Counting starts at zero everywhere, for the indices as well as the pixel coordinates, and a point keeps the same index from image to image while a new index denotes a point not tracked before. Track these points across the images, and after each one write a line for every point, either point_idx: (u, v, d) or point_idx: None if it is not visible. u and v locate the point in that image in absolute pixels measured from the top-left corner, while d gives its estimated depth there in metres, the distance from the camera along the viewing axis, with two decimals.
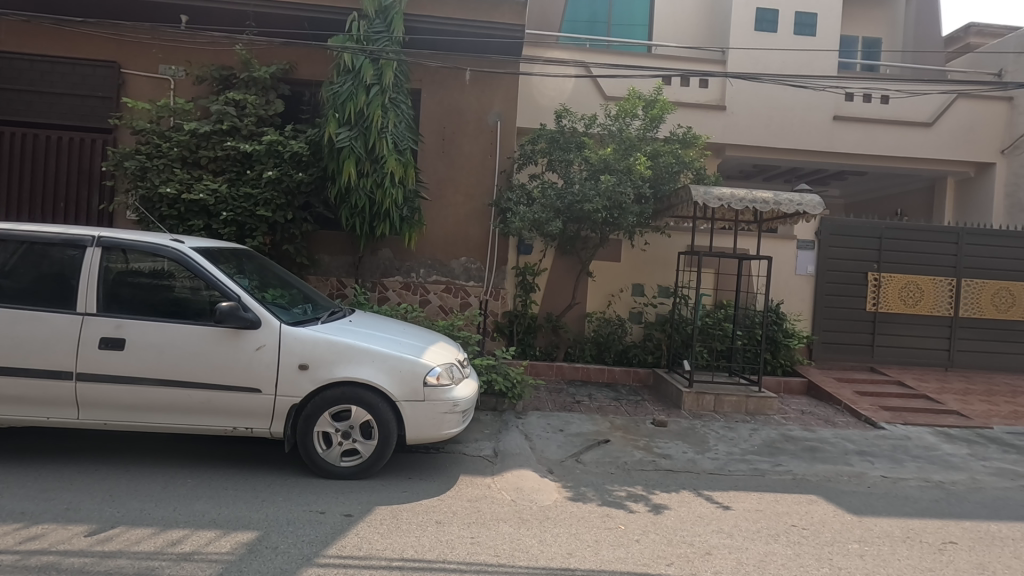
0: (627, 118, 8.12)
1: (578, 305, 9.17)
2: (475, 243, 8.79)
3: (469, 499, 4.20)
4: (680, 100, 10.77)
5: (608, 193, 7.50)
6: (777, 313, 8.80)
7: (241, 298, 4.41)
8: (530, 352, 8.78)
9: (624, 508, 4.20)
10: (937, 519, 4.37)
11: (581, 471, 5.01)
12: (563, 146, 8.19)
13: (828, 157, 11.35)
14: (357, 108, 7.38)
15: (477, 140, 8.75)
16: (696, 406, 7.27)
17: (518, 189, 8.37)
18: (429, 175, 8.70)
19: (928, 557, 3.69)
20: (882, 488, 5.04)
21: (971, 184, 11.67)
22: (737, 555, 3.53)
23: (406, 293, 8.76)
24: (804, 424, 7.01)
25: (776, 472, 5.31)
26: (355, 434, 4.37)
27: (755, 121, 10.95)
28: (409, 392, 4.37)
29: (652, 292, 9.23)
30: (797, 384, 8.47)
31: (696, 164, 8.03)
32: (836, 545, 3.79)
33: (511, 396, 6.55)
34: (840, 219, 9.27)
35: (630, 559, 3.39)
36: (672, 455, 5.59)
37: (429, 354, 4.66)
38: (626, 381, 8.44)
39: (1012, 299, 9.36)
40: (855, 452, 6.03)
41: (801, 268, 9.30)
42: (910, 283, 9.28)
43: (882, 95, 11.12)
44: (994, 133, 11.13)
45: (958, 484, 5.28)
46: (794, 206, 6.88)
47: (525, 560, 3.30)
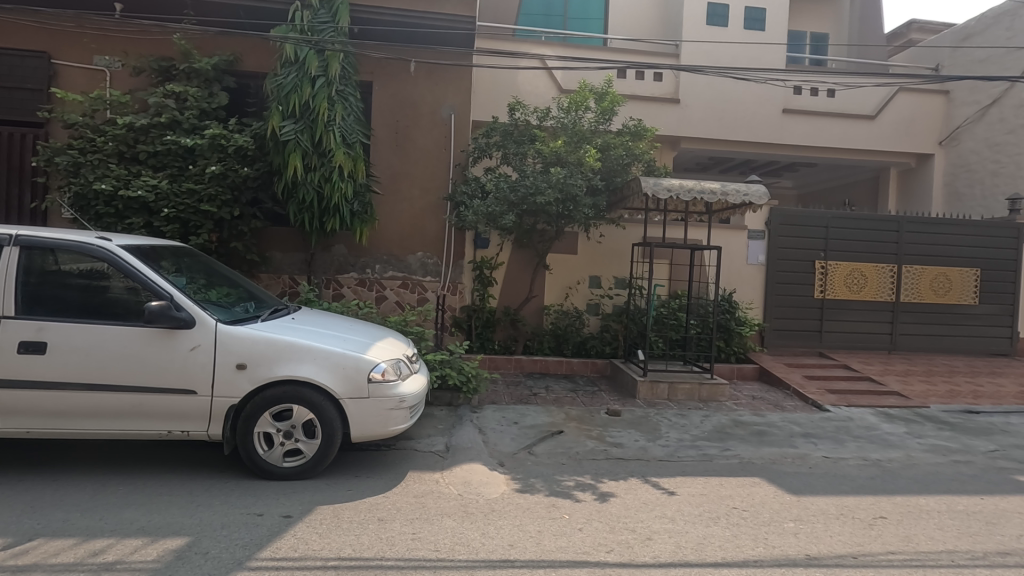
0: (579, 111, 8.22)
1: (536, 298, 9.20)
2: (431, 237, 8.70)
3: (415, 495, 4.16)
4: (633, 93, 10.87)
5: (560, 185, 7.48)
6: (730, 302, 9.01)
7: (174, 298, 4.24)
8: (489, 346, 8.76)
9: (571, 498, 4.23)
10: (871, 496, 4.55)
11: (532, 463, 5.02)
12: (517, 139, 8.22)
13: (778, 148, 11.65)
14: (302, 101, 7.21)
15: (431, 134, 8.64)
16: (650, 394, 7.39)
17: (472, 182, 8.32)
18: (381, 169, 8.55)
19: (858, 532, 3.83)
20: (823, 468, 5.23)
21: (913, 173, 12.17)
22: (677, 539, 3.60)
23: (362, 289, 8.64)
24: (754, 409, 7.20)
25: (724, 457, 5.43)
26: (297, 434, 4.27)
27: (708, 114, 11.15)
28: (352, 390, 4.29)
29: (608, 284, 9.32)
30: (750, 370, 8.68)
31: (646, 156, 8.12)
32: (772, 524, 3.90)
33: (466, 390, 6.55)
34: (787, 209, 9.54)
35: (571, 548, 3.41)
36: (623, 444, 5.66)
37: (375, 351, 4.59)
38: (584, 372, 8.52)
39: (949, 284, 9.79)
40: (800, 435, 6.22)
41: (752, 257, 9.56)
42: (854, 270, 9.62)
43: (829, 89, 11.47)
44: (932, 125, 11.62)
45: (894, 462, 5.50)
46: (741, 196, 7.02)
47: (465, 553, 3.29)
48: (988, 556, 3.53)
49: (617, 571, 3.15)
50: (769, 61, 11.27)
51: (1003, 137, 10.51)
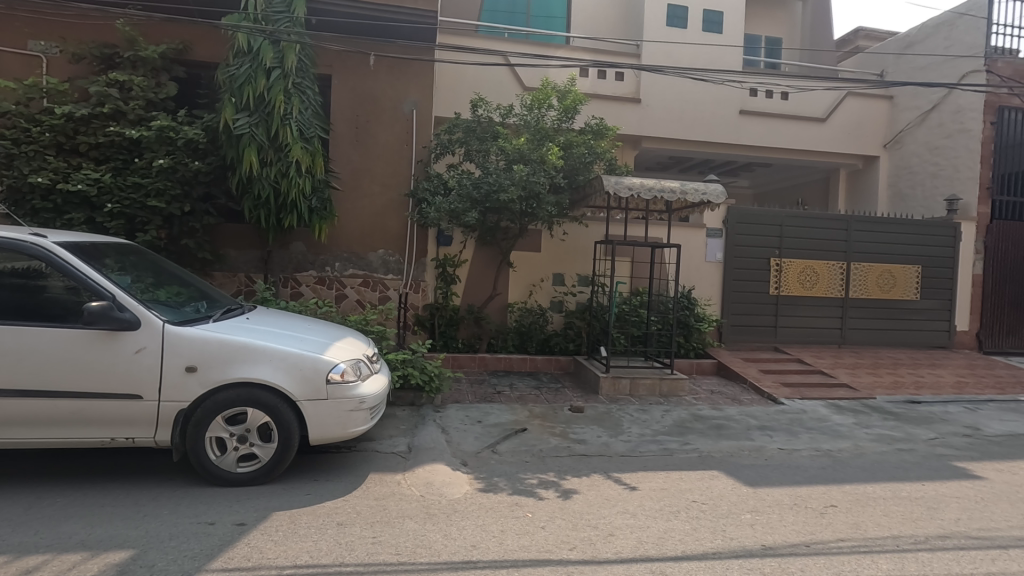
0: (542, 109, 8.22)
1: (500, 296, 9.18)
2: (393, 234, 8.55)
3: (376, 497, 4.07)
4: (595, 92, 10.97)
5: (523, 182, 7.44)
6: (689, 299, 9.21)
7: (117, 298, 4.01)
8: (452, 344, 8.68)
9: (534, 496, 4.23)
10: (823, 485, 4.72)
11: (495, 462, 5.00)
12: (479, 135, 8.15)
13: (735, 149, 11.96)
14: (257, 92, 6.96)
15: (393, 130, 8.49)
16: (613, 390, 7.47)
17: (434, 179, 8.21)
18: (341, 164, 8.36)
19: (811, 521, 3.97)
20: (778, 460, 5.39)
21: (861, 174, 12.70)
22: (638, 534, 3.63)
23: (321, 288, 8.44)
24: (712, 403, 7.38)
25: (684, 451, 5.54)
26: (252, 438, 4.12)
27: (668, 114, 11.35)
28: (311, 391, 4.16)
29: (572, 281, 9.39)
30: (709, 365, 8.89)
31: (608, 155, 8.19)
32: (730, 516, 3.99)
33: (429, 389, 6.47)
34: (743, 208, 9.82)
35: (533, 547, 3.40)
36: (586, 440, 5.70)
37: (334, 351, 4.47)
38: (548, 369, 8.54)
39: (894, 281, 10.26)
40: (756, 428, 6.40)
41: (710, 255, 9.79)
42: (806, 268, 9.97)
43: (782, 92, 11.85)
44: (878, 128, 12.15)
45: (844, 452, 5.72)
46: (700, 195, 7.16)
47: (426, 555, 3.23)
48: (930, 540, 3.71)
49: (579, 569, 3.16)
50: (726, 64, 11.55)
51: (941, 141, 11.03)
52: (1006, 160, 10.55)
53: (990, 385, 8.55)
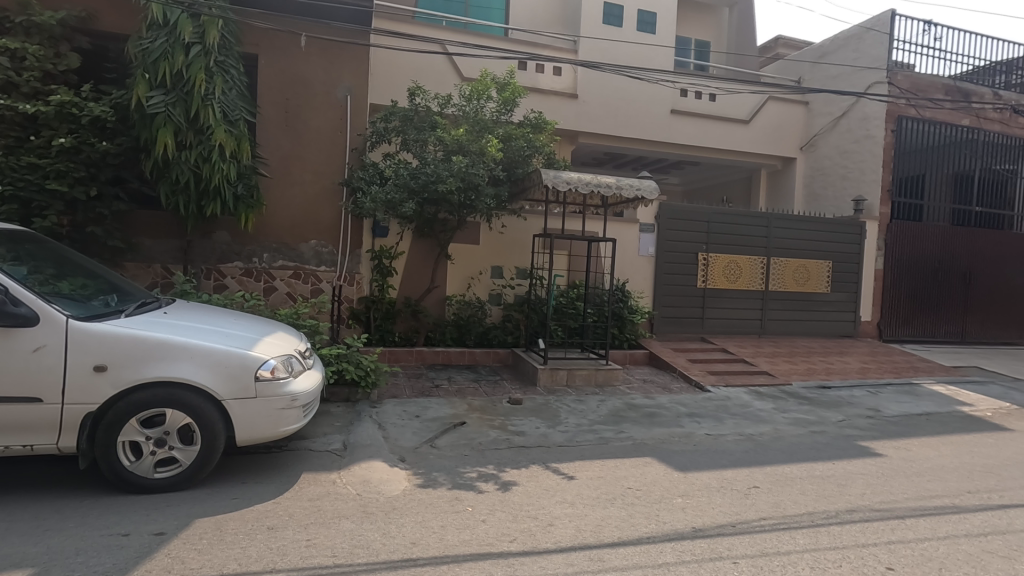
0: (481, 100, 8.16)
1: (438, 288, 9.08)
2: (326, 225, 8.22)
3: (310, 498, 3.92)
4: (533, 86, 11.02)
5: (462, 174, 7.35)
6: (623, 291, 9.49)
7: (9, 290, 3.62)
8: (389, 338, 8.47)
9: (473, 490, 4.22)
10: (747, 468, 5.01)
11: (434, 456, 4.94)
12: (417, 124, 8.00)
13: (667, 147, 12.39)
14: (174, 69, 6.47)
15: (325, 116, 8.14)
16: (550, 381, 7.57)
17: (370, 168, 7.97)
18: (270, 150, 7.93)
19: (736, 502, 4.20)
20: (706, 445, 5.67)
21: (779, 174, 13.51)
22: (577, 523, 3.70)
23: (248, 280, 8.00)
24: (645, 392, 7.65)
25: (619, 439, 5.70)
26: (171, 441, 3.84)
27: (604, 111, 11.59)
28: (238, 389, 3.94)
29: (510, 274, 9.42)
30: (642, 355, 9.20)
31: (547, 149, 8.24)
32: (663, 501, 4.16)
33: (364, 384, 6.28)
34: (674, 204, 10.20)
35: (473, 540, 3.39)
36: (525, 432, 5.75)
37: (263, 346, 4.25)
38: (486, 362, 8.53)
39: (808, 275, 11.01)
40: (686, 415, 6.70)
41: (643, 249, 10.12)
42: (731, 262, 10.52)
43: (710, 93, 12.40)
44: (795, 132, 12.98)
45: (764, 435, 6.10)
46: (634, 190, 7.36)
47: (364, 556, 3.14)
48: (840, 514, 4.01)
49: (519, 560, 3.17)
50: (659, 64, 11.93)
51: (850, 146, 11.92)
52: (903, 165, 11.57)
53: (889, 371, 9.37)
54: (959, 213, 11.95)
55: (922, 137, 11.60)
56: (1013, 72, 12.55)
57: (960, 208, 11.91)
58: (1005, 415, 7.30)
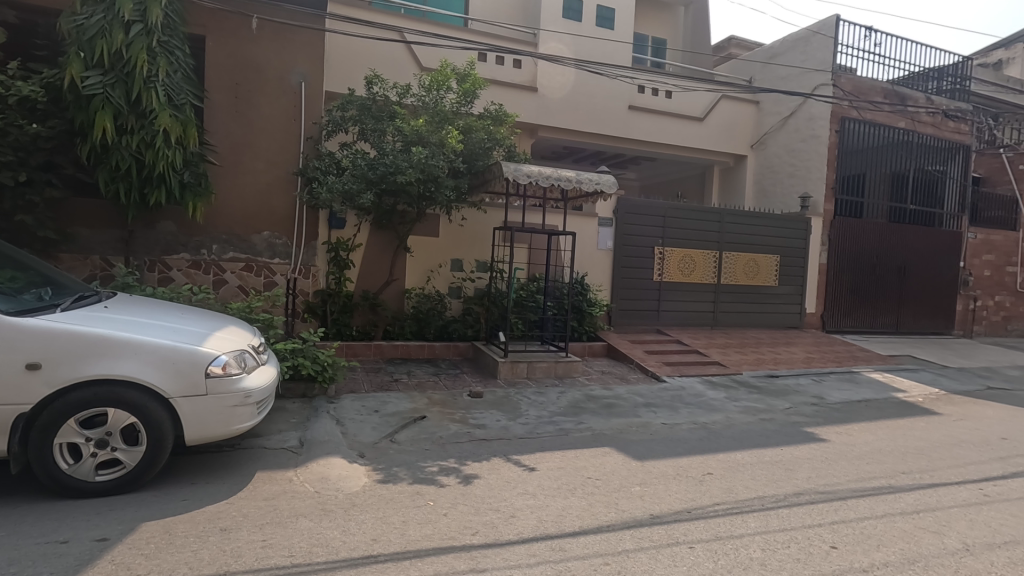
0: (440, 91, 8.05)
1: (397, 281, 8.95)
2: (280, 215, 7.96)
3: (265, 497, 3.80)
4: (493, 78, 10.96)
5: (422, 165, 7.24)
6: (582, 284, 9.61)
7: None
8: (346, 332, 8.27)
9: (435, 484, 4.20)
10: (702, 455, 5.18)
11: (394, 451, 4.88)
12: (375, 115, 7.84)
13: (625, 142, 12.58)
14: (113, 49, 6.09)
15: (278, 102, 7.85)
16: (511, 374, 7.60)
17: (326, 157, 7.77)
18: (218, 137, 7.60)
19: (692, 488, 4.34)
20: (662, 434, 5.83)
21: (731, 171, 13.94)
22: (539, 514, 3.74)
23: (196, 272, 7.67)
24: (604, 383, 7.79)
25: (578, 430, 5.79)
26: (114, 442, 3.64)
27: (564, 105, 11.65)
28: (186, 386, 3.77)
29: (470, 267, 9.37)
30: (600, 347, 9.35)
31: (507, 142, 8.19)
32: (622, 490, 4.25)
33: (321, 379, 6.14)
34: (632, 199, 10.38)
35: (436, 535, 3.37)
36: (486, 424, 5.76)
37: (214, 341, 4.08)
38: (446, 355, 8.48)
39: (757, 269, 11.44)
40: (643, 405, 6.86)
41: (602, 243, 10.26)
42: (685, 256, 10.81)
43: (666, 91, 12.65)
44: (746, 130, 13.42)
45: (717, 423, 6.32)
46: (594, 184, 7.44)
47: (324, 555, 3.07)
48: (788, 497, 4.21)
49: (482, 552, 3.17)
50: (618, 59, 12.07)
51: (797, 144, 12.41)
52: (846, 164, 12.14)
53: (831, 360, 9.87)
54: (895, 211, 12.66)
55: (864, 138, 12.19)
56: (944, 79, 13.36)
57: (896, 206, 12.62)
58: (934, 400, 7.81)
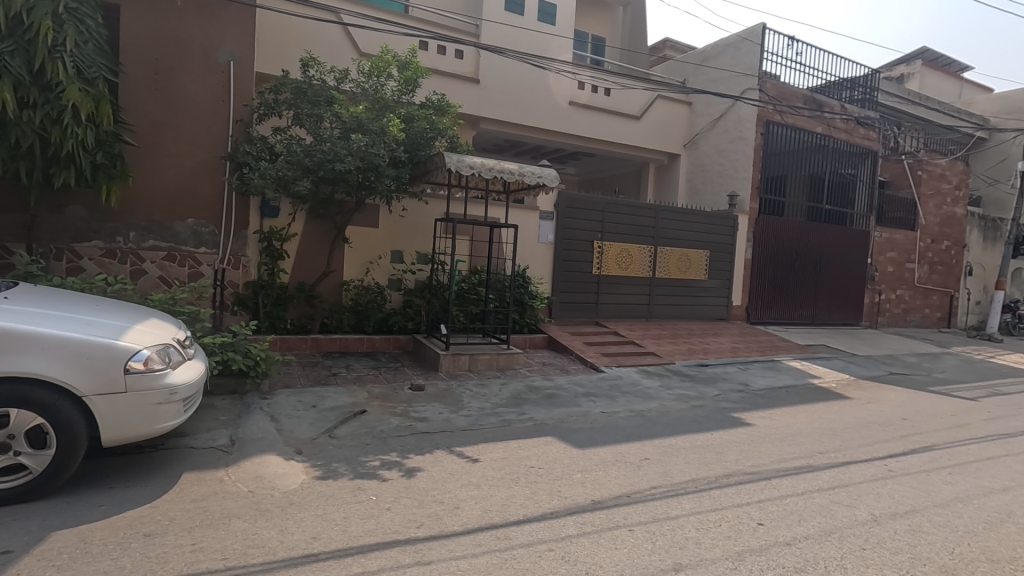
0: (381, 78, 7.85)
1: (334, 273, 8.66)
2: (206, 201, 7.48)
3: (193, 499, 3.59)
4: (434, 67, 10.81)
5: (361, 153, 7.01)
6: (523, 277, 9.69)
7: None
8: (281, 325, 7.93)
9: (377, 478, 4.11)
10: (639, 442, 5.37)
11: (333, 447, 4.73)
12: (311, 99, 7.52)
13: (565, 137, 12.75)
14: (11, 13, 5.48)
15: (204, 82, 7.38)
16: (452, 366, 7.55)
17: (258, 142, 7.45)
18: (136, 116, 7.06)
19: (631, 473, 4.49)
20: (601, 422, 5.99)
21: (665, 169, 14.45)
22: (483, 504, 3.75)
23: (110, 261, 7.10)
24: (544, 374, 7.91)
25: (520, 421, 5.85)
26: (18, 446, 3.32)
27: (505, 98, 11.65)
28: (103, 384, 3.49)
29: (410, 258, 9.20)
30: (541, 339, 9.47)
31: (450, 132, 8.04)
32: (564, 477, 4.33)
33: (253, 375, 5.85)
34: (572, 193, 10.55)
35: (379, 530, 3.30)
36: (428, 417, 5.70)
37: (134, 335, 3.80)
38: (386, 348, 8.32)
39: (689, 263, 11.95)
40: (583, 395, 7.02)
41: (543, 236, 10.39)
42: (623, 250, 11.12)
43: (605, 88, 12.93)
44: (679, 130, 13.95)
45: (652, 411, 6.57)
46: (536, 178, 7.48)
47: (260, 556, 2.94)
48: (719, 479, 4.44)
49: (427, 545, 3.15)
50: (559, 54, 12.20)
51: (726, 145, 13.03)
52: (770, 166, 12.89)
53: (755, 349, 10.49)
54: (812, 210, 13.59)
55: (786, 142, 12.98)
56: (856, 89, 14.43)
57: (814, 206, 13.54)
58: (845, 386, 8.48)
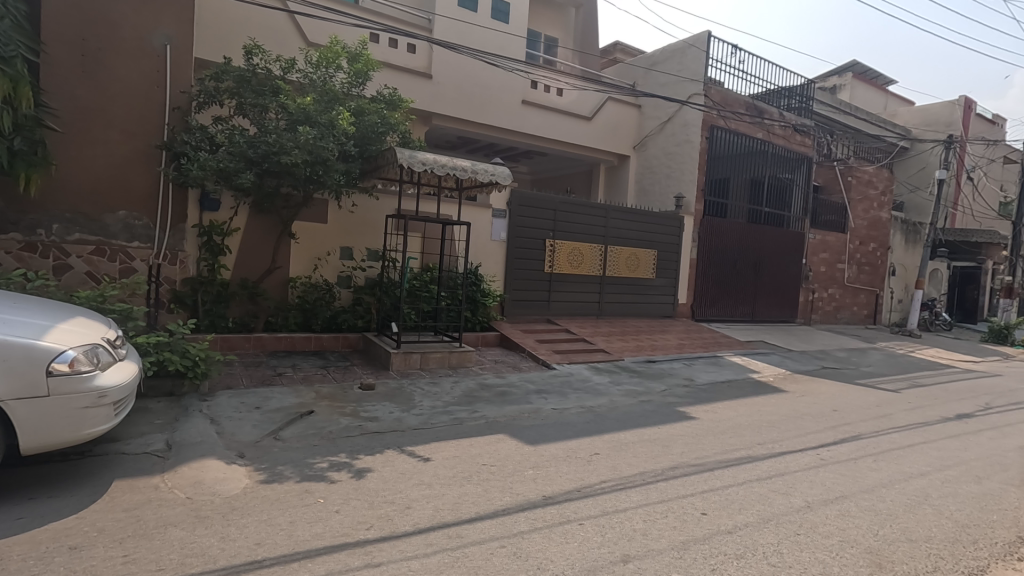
0: (329, 69, 7.63)
1: (280, 270, 8.38)
2: (140, 193, 7.06)
3: (125, 508, 3.39)
4: (385, 60, 10.59)
5: (309, 146, 6.77)
6: (476, 275, 9.68)
7: None
8: (221, 323, 7.58)
9: (325, 480, 4.01)
10: (589, 437, 5.46)
11: (278, 449, 4.57)
12: (255, 88, 7.22)
13: (518, 135, 12.79)
14: None
15: (137, 66, 6.96)
16: (403, 365, 7.45)
17: (197, 131, 7.06)
18: (60, 100, 6.57)
19: (581, 468, 4.57)
20: (552, 418, 6.06)
21: (616, 169, 14.74)
22: (434, 503, 3.72)
23: (30, 255, 6.61)
24: (497, 371, 7.93)
25: (473, 418, 5.84)
26: None
27: (458, 94, 11.57)
28: (23, 387, 3.25)
29: (360, 255, 9.00)
30: (493, 337, 9.49)
31: (401, 127, 7.92)
32: (516, 474, 4.36)
33: (191, 376, 5.56)
34: (525, 192, 10.61)
35: (327, 533, 3.22)
36: (378, 417, 5.60)
37: (59, 334, 3.55)
38: (334, 347, 8.13)
39: (638, 262, 12.25)
40: (534, 392, 7.08)
41: (496, 234, 10.39)
42: (574, 249, 11.28)
43: (557, 88, 13.07)
44: (629, 132, 14.27)
45: (602, 407, 6.71)
46: (489, 176, 7.47)
47: (199, 566, 2.81)
48: (666, 471, 4.58)
49: (377, 547, 3.09)
50: (512, 53, 12.23)
51: (674, 148, 13.42)
52: (714, 169, 13.39)
53: (700, 346, 10.88)
54: (752, 213, 14.21)
55: (729, 146, 13.51)
56: (793, 97, 15.18)
57: (754, 209, 14.16)
58: (782, 380, 8.93)
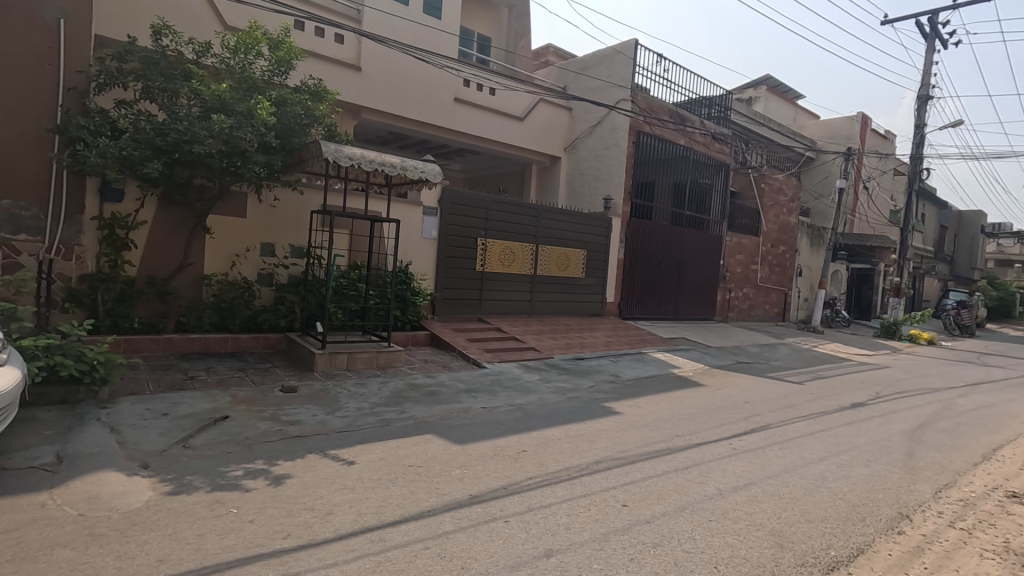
0: (248, 56, 7.22)
1: (193, 266, 7.86)
2: (28, 181, 6.41)
3: (3, 530, 3.06)
4: (311, 49, 10.20)
5: (224, 136, 6.35)
6: (406, 273, 9.53)
7: None
8: (125, 324, 7.05)
9: (239, 489, 3.80)
10: (517, 434, 5.52)
11: (187, 458, 4.29)
12: (164, 72, 6.67)
13: (450, 133, 12.70)
14: None
15: (25, 40, 6.32)
16: (329, 365, 7.20)
17: (95, 115, 6.45)
18: None
19: (509, 466, 4.60)
20: (481, 417, 6.07)
21: (547, 170, 14.96)
22: (357, 507, 3.63)
23: None
24: (426, 371, 7.84)
25: (400, 419, 5.74)
26: None
27: (388, 88, 11.33)
28: None
29: (283, 252, 8.59)
30: (423, 336, 9.36)
31: (327, 120, 7.65)
32: (443, 474, 4.33)
33: (89, 382, 5.09)
34: (457, 190, 10.55)
35: (240, 544, 3.06)
36: (300, 420, 5.38)
37: None
38: (254, 348, 7.73)
39: (568, 262, 12.49)
40: (464, 391, 7.06)
41: (427, 232, 10.27)
42: (506, 248, 11.35)
43: (490, 88, 13.08)
44: (560, 134, 14.54)
45: (531, 404, 6.79)
46: (419, 173, 7.38)
47: None
48: (591, 466, 4.71)
49: (294, 556, 2.97)
50: (444, 49, 12.13)
51: (603, 151, 13.79)
52: (640, 172, 13.89)
53: (626, 343, 11.25)
54: (675, 216, 14.87)
55: (654, 151, 14.06)
56: (713, 107, 16.03)
57: (676, 212, 14.82)
58: (700, 374, 9.42)
